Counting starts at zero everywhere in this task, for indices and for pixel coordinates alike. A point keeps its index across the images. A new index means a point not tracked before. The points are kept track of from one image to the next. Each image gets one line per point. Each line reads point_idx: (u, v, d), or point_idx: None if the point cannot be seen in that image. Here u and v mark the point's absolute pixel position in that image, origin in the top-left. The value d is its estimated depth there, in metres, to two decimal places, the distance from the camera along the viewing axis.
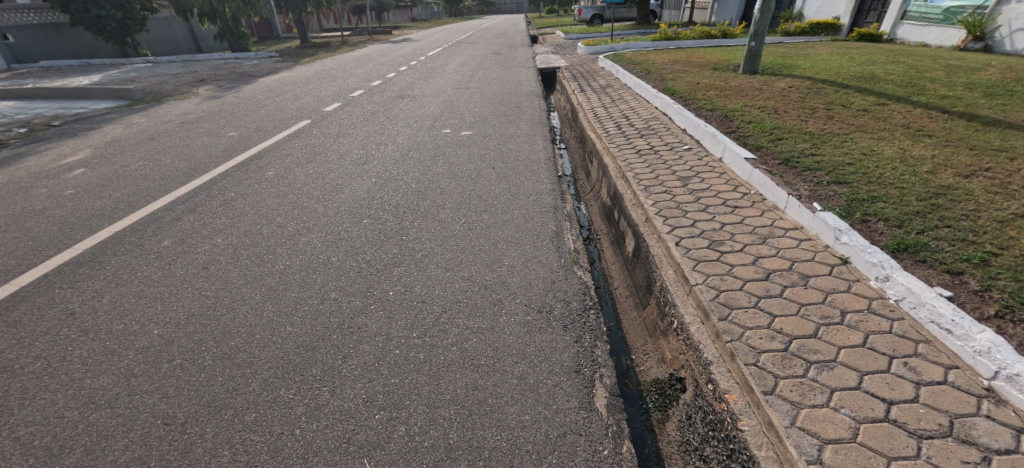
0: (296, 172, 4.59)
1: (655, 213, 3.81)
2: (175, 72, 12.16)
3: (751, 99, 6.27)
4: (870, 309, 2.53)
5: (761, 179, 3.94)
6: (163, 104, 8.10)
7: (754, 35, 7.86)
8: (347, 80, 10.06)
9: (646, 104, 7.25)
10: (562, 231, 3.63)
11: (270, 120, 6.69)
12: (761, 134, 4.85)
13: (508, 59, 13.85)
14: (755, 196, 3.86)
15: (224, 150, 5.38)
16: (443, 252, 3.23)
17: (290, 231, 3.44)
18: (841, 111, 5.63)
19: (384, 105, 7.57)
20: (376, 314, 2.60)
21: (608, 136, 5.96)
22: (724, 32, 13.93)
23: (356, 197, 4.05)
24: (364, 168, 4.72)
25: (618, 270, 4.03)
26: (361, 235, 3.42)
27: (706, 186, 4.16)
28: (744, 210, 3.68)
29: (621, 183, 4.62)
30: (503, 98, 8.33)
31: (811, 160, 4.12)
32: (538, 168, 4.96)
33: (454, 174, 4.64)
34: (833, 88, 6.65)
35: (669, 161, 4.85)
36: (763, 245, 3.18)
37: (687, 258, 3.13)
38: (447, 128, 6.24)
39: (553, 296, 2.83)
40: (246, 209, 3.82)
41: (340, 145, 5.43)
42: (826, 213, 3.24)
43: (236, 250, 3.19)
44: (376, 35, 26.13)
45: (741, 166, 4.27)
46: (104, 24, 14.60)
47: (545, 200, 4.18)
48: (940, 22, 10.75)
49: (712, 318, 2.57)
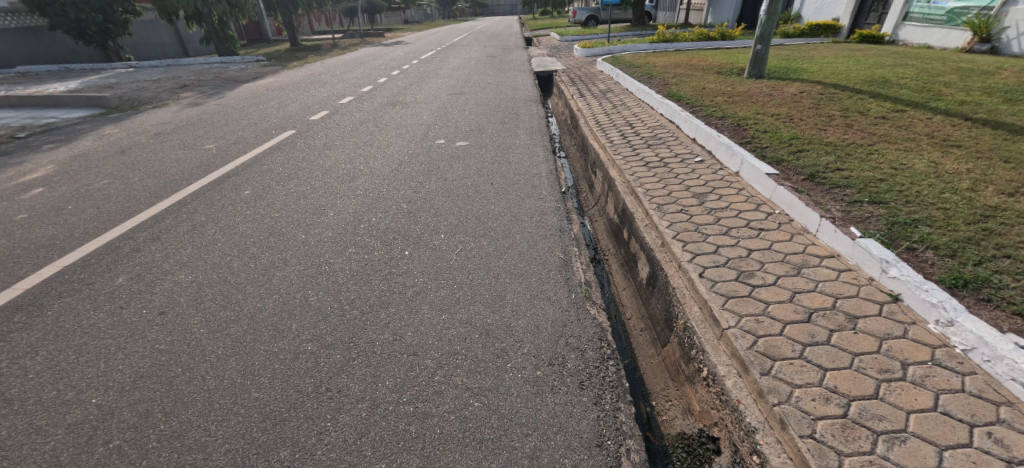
0: (275, 191, 4.20)
1: (672, 236, 3.45)
2: (157, 77, 11.70)
3: (762, 105, 5.95)
4: (935, 360, 2.18)
5: (786, 197, 3.59)
6: (139, 113, 7.68)
7: (760, 38, 7.54)
8: (335, 85, 9.64)
9: (650, 111, 6.91)
10: (570, 259, 3.26)
11: (251, 130, 6.29)
12: (779, 145, 4.51)
13: (503, 62, 13.47)
14: (781, 217, 3.51)
15: (199, 165, 4.98)
16: (437, 287, 2.87)
17: (264, 264, 3.06)
18: (860, 119, 5.31)
19: (374, 113, 7.17)
20: (360, 371, 2.22)
21: (612, 146, 5.61)
22: (723, 33, 13.64)
23: (340, 220, 3.66)
24: (351, 186, 4.32)
25: (631, 297, 3.67)
26: (345, 268, 3.03)
27: (725, 204, 3.80)
28: (771, 233, 3.32)
29: (630, 200, 4.25)
30: (498, 104, 7.94)
31: (838, 175, 3.78)
32: (539, 183, 4.59)
33: (449, 192, 4.27)
34: (846, 93, 6.34)
35: (681, 175, 4.49)
36: (798, 276, 2.82)
37: (714, 292, 2.77)
38: (441, 138, 5.85)
39: (566, 344, 2.45)
40: (215, 236, 3.43)
41: (326, 159, 5.05)
42: (867, 239, 2.88)
43: (200, 290, 2.81)
44: (368, 38, 25.66)
45: (762, 181, 3.92)
46: (84, 27, 14.06)
47: (549, 221, 3.82)
48: (944, 23, 10.50)
49: (752, 372, 2.21)
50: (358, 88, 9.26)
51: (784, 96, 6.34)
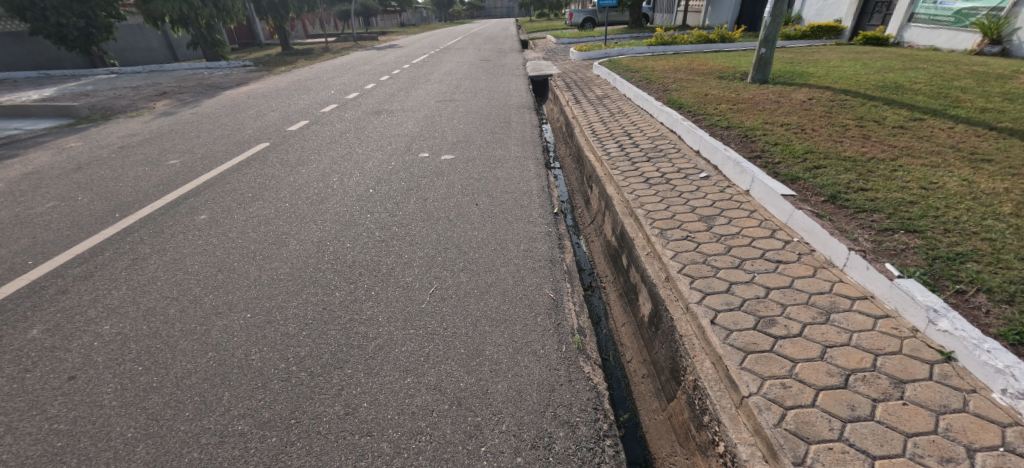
0: (235, 217, 3.78)
1: (677, 269, 3.03)
2: (136, 83, 11.26)
3: (770, 113, 5.55)
4: (1009, 447, 1.78)
5: (806, 223, 3.17)
6: (109, 124, 7.25)
7: (765, 41, 7.15)
8: (320, 92, 9.22)
9: (649, 118, 6.51)
10: (562, 299, 2.84)
11: (223, 143, 5.87)
12: (793, 160, 4.10)
13: (497, 66, 13.06)
14: (800, 247, 3.10)
15: (158, 184, 4.55)
16: (405, 338, 2.44)
17: (205, 310, 2.63)
18: (876, 129, 4.92)
19: (357, 122, 6.73)
20: (297, 462, 1.80)
21: (609, 158, 5.20)
22: (723, 36, 13.26)
23: (302, 252, 3.23)
24: (320, 209, 3.89)
25: (630, 334, 3.25)
26: (298, 314, 2.60)
27: (735, 230, 3.38)
28: (791, 267, 2.90)
29: (629, 222, 3.83)
30: (489, 112, 7.52)
31: (863, 197, 3.37)
32: (529, 202, 4.17)
33: (429, 214, 3.85)
34: (859, 100, 5.95)
35: (685, 194, 4.07)
36: (827, 324, 2.42)
37: (730, 346, 2.34)
38: (425, 151, 5.43)
39: (555, 417, 2.04)
40: (157, 273, 3.01)
41: (298, 175, 4.64)
42: (907, 279, 2.47)
43: (123, 346, 2.37)
44: (362, 41, 25.24)
45: (776, 202, 3.52)
46: (65, 33, 13.61)
47: (538, 249, 3.40)
48: (952, 24, 10.13)
49: (782, 460, 1.80)
50: (343, 95, 8.83)
51: (793, 103, 5.94)
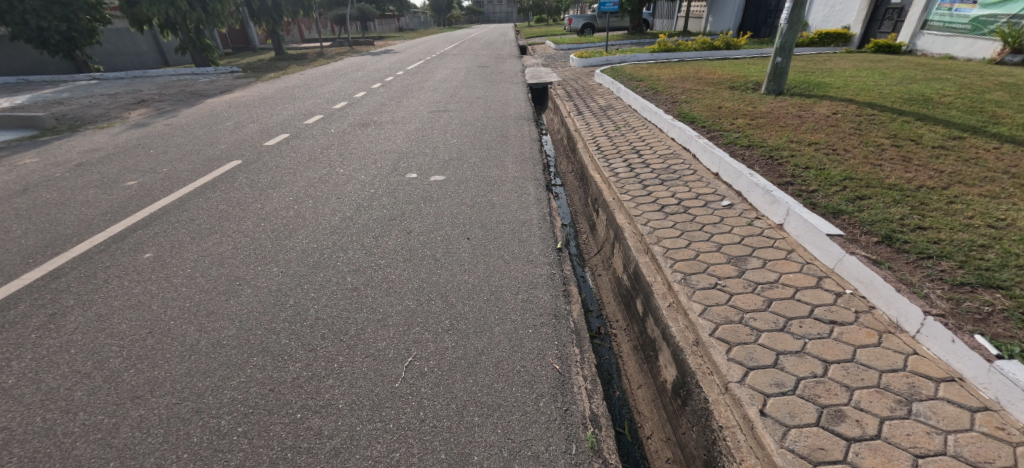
0: (185, 256, 3.24)
1: (709, 331, 2.49)
2: (115, 91, 10.70)
3: (793, 130, 5.05)
4: None
5: (861, 272, 2.66)
6: (74, 136, 6.70)
7: (781, 49, 6.66)
8: (306, 101, 8.70)
9: (659, 133, 6.00)
10: (570, 372, 2.31)
11: (193, 160, 5.33)
12: (830, 188, 3.59)
13: (494, 73, 12.56)
14: (856, 303, 2.58)
15: (107, 211, 4.00)
16: (369, 437, 1.91)
17: (119, 394, 2.10)
18: (916, 149, 4.40)
19: (342, 136, 6.19)
20: None
21: (617, 180, 4.68)
22: (728, 42, 12.82)
23: (255, 305, 2.70)
24: (285, 244, 3.35)
25: (648, 400, 2.72)
26: (236, 400, 2.06)
27: (773, 277, 2.85)
28: (849, 332, 2.39)
29: (644, 261, 3.29)
30: (485, 125, 6.99)
31: (924, 238, 2.86)
32: (528, 236, 3.63)
33: (411, 251, 3.31)
34: (887, 115, 5.46)
35: (707, 226, 3.54)
36: (910, 421, 1.91)
37: (790, 452, 1.83)
38: (412, 171, 4.90)
39: None
40: (72, 335, 2.47)
41: (266, 201, 4.10)
42: (1009, 362, 1.97)
43: (2, 451, 1.85)
44: (358, 46, 24.71)
45: (820, 242, 2.99)
46: (47, 37, 13.02)
47: (540, 299, 2.86)
48: (968, 32, 9.69)
49: None
50: (331, 105, 8.31)
51: (816, 118, 5.44)
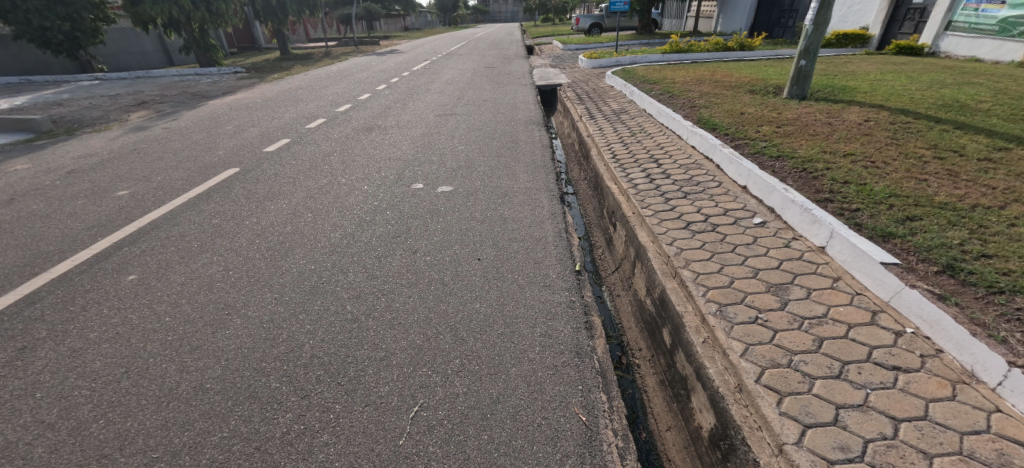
0: (171, 278, 2.98)
1: (755, 375, 2.19)
2: (116, 92, 10.50)
3: (823, 139, 4.74)
4: None
5: (924, 309, 2.36)
6: (69, 141, 6.47)
7: (805, 52, 6.33)
8: (309, 104, 8.45)
9: (677, 140, 5.70)
10: (597, 426, 2.03)
11: (190, 167, 5.10)
12: (876, 207, 3.28)
13: (502, 74, 12.25)
14: (920, 344, 2.28)
15: (93, 225, 3.75)
16: None
17: (83, 452, 1.87)
18: (961, 161, 4.08)
19: (344, 142, 5.92)
20: None
21: (636, 191, 4.38)
22: (742, 43, 12.51)
23: (244, 339, 2.44)
24: (281, 266, 3.10)
25: (680, 447, 2.42)
26: (214, 463, 1.83)
27: (821, 310, 2.55)
28: (916, 382, 2.09)
29: (672, 286, 2.99)
30: (494, 130, 6.72)
31: (991, 268, 2.55)
32: (545, 256, 3.35)
33: (416, 274, 3.04)
34: (922, 122, 5.13)
35: (739, 248, 3.24)
36: None
37: None
38: (418, 182, 4.63)
39: None
40: (40, 376, 2.24)
41: (263, 214, 3.85)
42: None
43: None
44: (363, 46, 24.51)
45: (872, 271, 2.69)
46: (49, 37, 12.84)
47: (560, 333, 2.58)
48: (996, 34, 9.30)
49: None
50: (334, 108, 8.06)
51: (847, 126, 5.13)
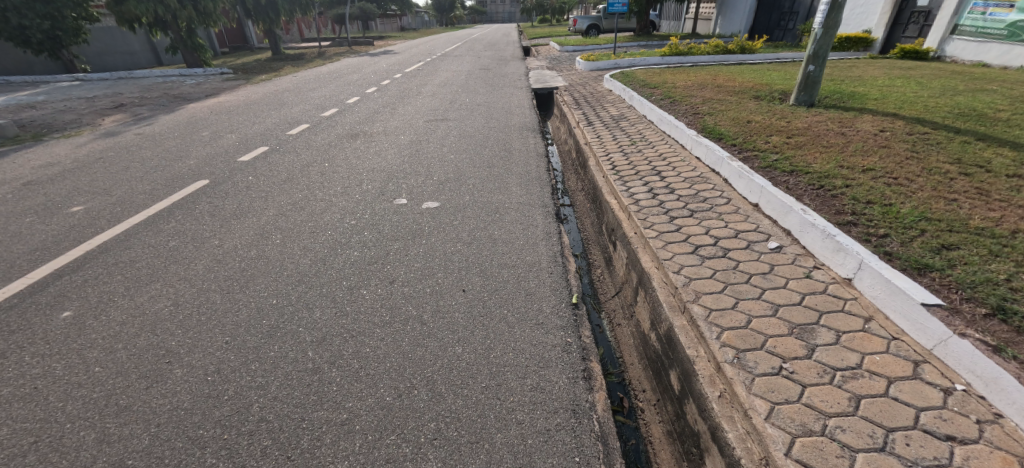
0: (110, 316, 2.61)
1: (784, 446, 1.86)
2: (94, 93, 10.08)
3: (837, 151, 4.42)
4: None
5: (979, 364, 2.03)
6: (33, 148, 6.07)
7: (814, 56, 6.01)
8: (294, 108, 8.07)
9: (680, 150, 5.36)
10: None
11: (157, 178, 4.73)
12: (906, 233, 2.95)
13: (497, 77, 11.90)
14: (975, 406, 1.96)
15: (37, 248, 3.38)
16: None
17: None
18: (989, 177, 3.76)
19: (326, 151, 5.55)
20: None
21: (637, 208, 4.03)
22: (743, 46, 12.20)
23: (182, 397, 2.07)
24: (238, 300, 2.72)
25: None
26: None
27: (854, 360, 2.22)
28: (976, 458, 1.77)
29: (682, 324, 2.64)
30: (486, 137, 6.37)
31: None
32: (538, 287, 2.99)
33: (391, 311, 2.67)
34: (941, 133, 4.82)
35: (755, 278, 2.90)
36: None
37: None
38: (401, 196, 4.27)
39: None
40: None
41: (226, 235, 3.48)
42: None
43: None
44: (357, 46, 24.12)
45: (911, 313, 2.35)
46: (29, 36, 12.37)
47: (554, 385, 2.22)
48: (1003, 38, 9.02)
49: None
50: (320, 112, 7.69)
51: (861, 136, 4.80)
